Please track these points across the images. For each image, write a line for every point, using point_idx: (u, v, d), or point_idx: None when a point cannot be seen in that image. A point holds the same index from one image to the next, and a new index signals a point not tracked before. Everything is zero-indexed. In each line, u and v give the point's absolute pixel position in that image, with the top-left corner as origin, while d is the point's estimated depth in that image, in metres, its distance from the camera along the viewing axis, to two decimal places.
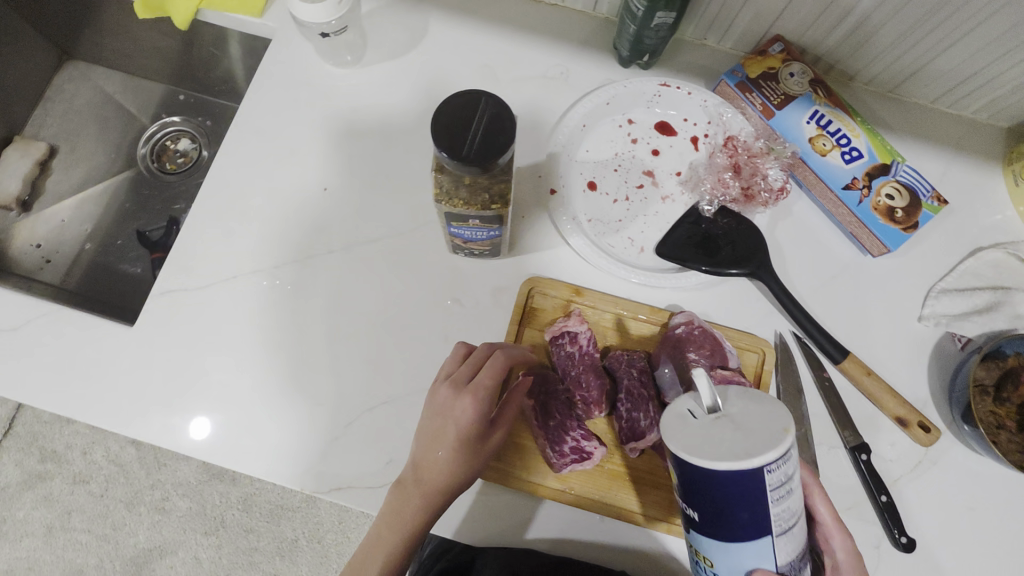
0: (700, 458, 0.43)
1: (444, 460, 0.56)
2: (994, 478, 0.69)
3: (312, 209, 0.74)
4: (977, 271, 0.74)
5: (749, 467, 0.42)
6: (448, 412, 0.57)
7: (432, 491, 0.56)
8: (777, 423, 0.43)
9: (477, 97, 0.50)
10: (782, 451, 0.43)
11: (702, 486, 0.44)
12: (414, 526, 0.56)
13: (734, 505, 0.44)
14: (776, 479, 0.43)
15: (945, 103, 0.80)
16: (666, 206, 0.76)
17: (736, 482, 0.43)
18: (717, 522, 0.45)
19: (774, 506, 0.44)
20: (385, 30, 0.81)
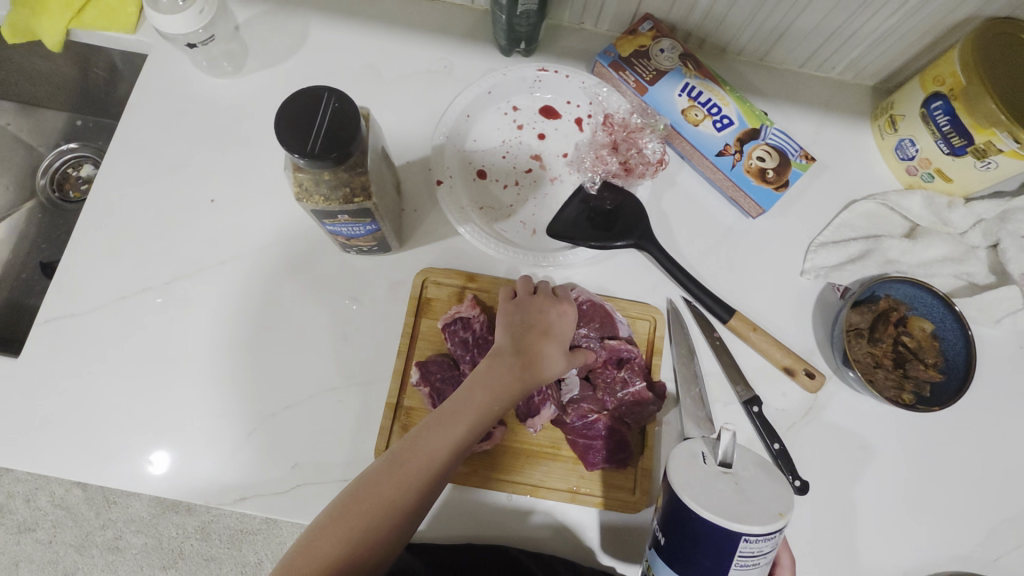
0: (691, 503, 0.44)
1: (545, 349, 0.61)
2: (882, 415, 0.72)
3: (202, 221, 0.74)
4: (852, 222, 0.78)
5: (732, 530, 0.43)
6: (556, 309, 0.64)
7: (529, 370, 0.59)
8: (775, 505, 0.43)
9: (321, 93, 0.51)
10: (770, 528, 0.43)
11: (682, 527, 0.46)
12: (502, 394, 0.57)
13: (698, 547, 0.46)
14: (752, 549, 0.44)
15: (813, 66, 0.84)
16: (555, 187, 0.78)
17: (715, 533, 0.44)
18: (677, 552, 0.48)
19: (736, 569, 0.45)
20: (263, 37, 0.81)
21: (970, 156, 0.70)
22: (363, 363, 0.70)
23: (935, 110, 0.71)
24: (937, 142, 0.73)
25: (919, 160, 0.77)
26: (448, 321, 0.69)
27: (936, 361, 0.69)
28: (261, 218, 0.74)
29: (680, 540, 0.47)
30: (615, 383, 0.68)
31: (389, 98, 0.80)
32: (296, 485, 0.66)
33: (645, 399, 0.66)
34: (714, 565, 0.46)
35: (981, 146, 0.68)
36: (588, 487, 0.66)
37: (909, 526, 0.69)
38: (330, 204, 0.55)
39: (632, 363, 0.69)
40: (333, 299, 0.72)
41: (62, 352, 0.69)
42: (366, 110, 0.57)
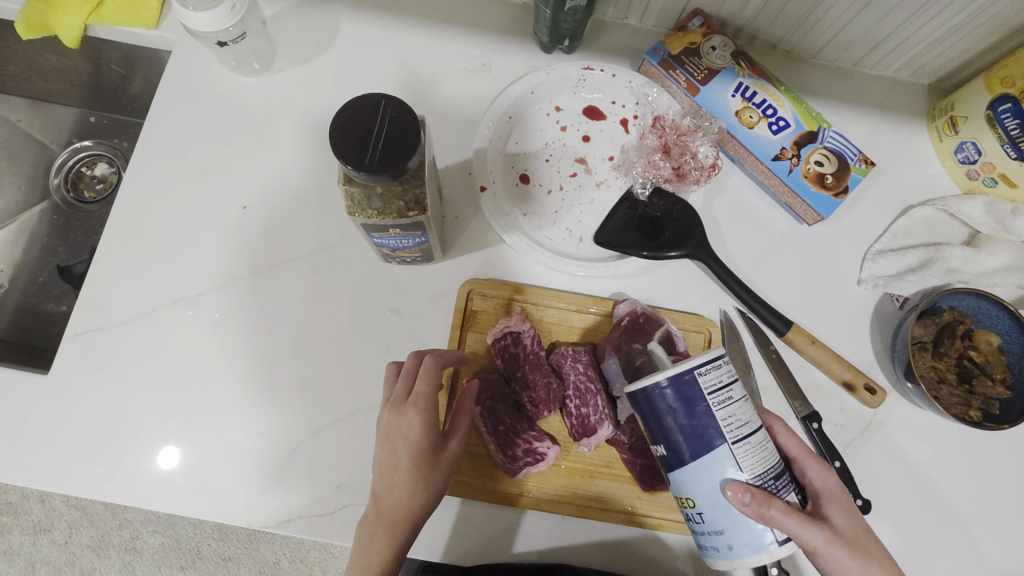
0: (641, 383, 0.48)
1: (404, 485, 0.52)
2: (942, 431, 0.70)
3: (233, 229, 0.70)
4: (909, 230, 0.75)
5: (679, 370, 0.47)
6: (396, 435, 0.53)
7: (398, 519, 0.52)
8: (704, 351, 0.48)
9: (376, 100, 0.47)
10: (708, 355, 0.47)
11: (656, 409, 0.48)
12: (384, 564, 0.52)
13: (676, 412, 0.47)
14: (712, 380, 0.47)
15: (867, 65, 0.80)
16: (601, 192, 0.74)
17: (673, 387, 0.47)
18: (679, 445, 0.48)
19: (719, 410, 0.47)
20: (293, 33, 0.76)
21: None
22: None
23: (1003, 113, 0.68)
24: (1003, 147, 0.69)
25: (981, 165, 0.74)
26: (497, 336, 0.66)
27: (1004, 377, 0.66)
28: (294, 225, 0.71)
29: (665, 423, 0.48)
30: None
31: (426, 98, 0.76)
32: (339, 506, 0.63)
33: None
34: (705, 421, 0.47)
35: None
36: (646, 508, 0.64)
37: (972, 546, 0.67)
38: (382, 219, 0.52)
39: None
40: (373, 312, 0.69)
41: (88, 367, 0.66)
42: (422, 118, 0.53)
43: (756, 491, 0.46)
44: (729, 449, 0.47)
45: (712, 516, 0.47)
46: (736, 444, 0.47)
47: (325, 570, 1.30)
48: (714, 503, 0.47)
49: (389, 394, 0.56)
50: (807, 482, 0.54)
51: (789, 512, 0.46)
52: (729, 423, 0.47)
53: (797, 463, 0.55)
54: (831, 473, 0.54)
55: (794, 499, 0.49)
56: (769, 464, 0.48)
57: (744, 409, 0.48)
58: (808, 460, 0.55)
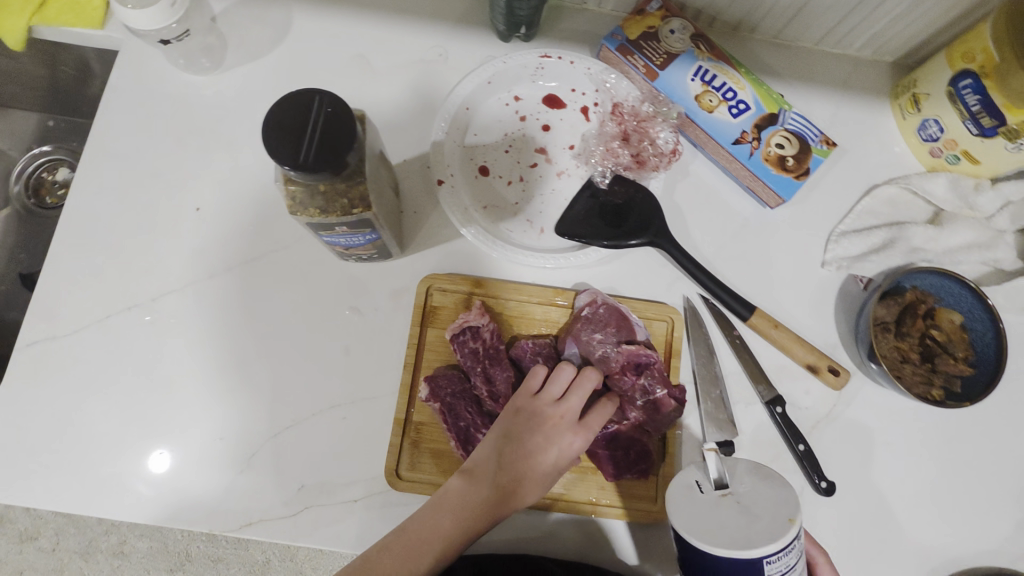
0: (699, 535, 0.46)
1: (532, 480, 0.58)
2: (907, 410, 0.70)
3: (186, 232, 0.69)
4: (874, 209, 0.75)
5: (747, 556, 0.44)
6: (556, 439, 0.59)
7: (506, 500, 0.57)
8: (779, 513, 0.46)
9: (312, 96, 0.46)
10: (782, 543, 0.44)
11: (707, 562, 0.46)
12: (475, 530, 0.55)
13: None
14: (779, 567, 0.45)
15: (829, 44, 0.79)
16: (562, 182, 0.74)
17: (735, 564, 0.45)
18: None
19: None
20: (242, 28, 0.75)
21: (1001, 137, 0.66)
22: (366, 377, 0.66)
23: (963, 89, 0.67)
24: (964, 123, 0.69)
25: (943, 142, 0.73)
26: (456, 331, 0.64)
27: (966, 355, 0.66)
28: (250, 226, 0.69)
29: (709, 575, 0.47)
30: (634, 390, 0.63)
31: (382, 91, 0.75)
32: (302, 507, 0.63)
33: (666, 405, 0.63)
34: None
35: (1014, 127, 0.64)
36: (610, 499, 0.64)
37: (937, 522, 0.68)
38: (327, 217, 0.51)
39: (651, 368, 0.64)
40: (332, 311, 0.68)
41: (43, 376, 0.65)
42: (362, 112, 0.52)
43: None
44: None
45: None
46: None
47: (314, 567, 1.30)
48: None
49: (544, 392, 0.62)
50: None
51: None
52: None
53: None
54: None
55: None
56: None
57: None
58: None
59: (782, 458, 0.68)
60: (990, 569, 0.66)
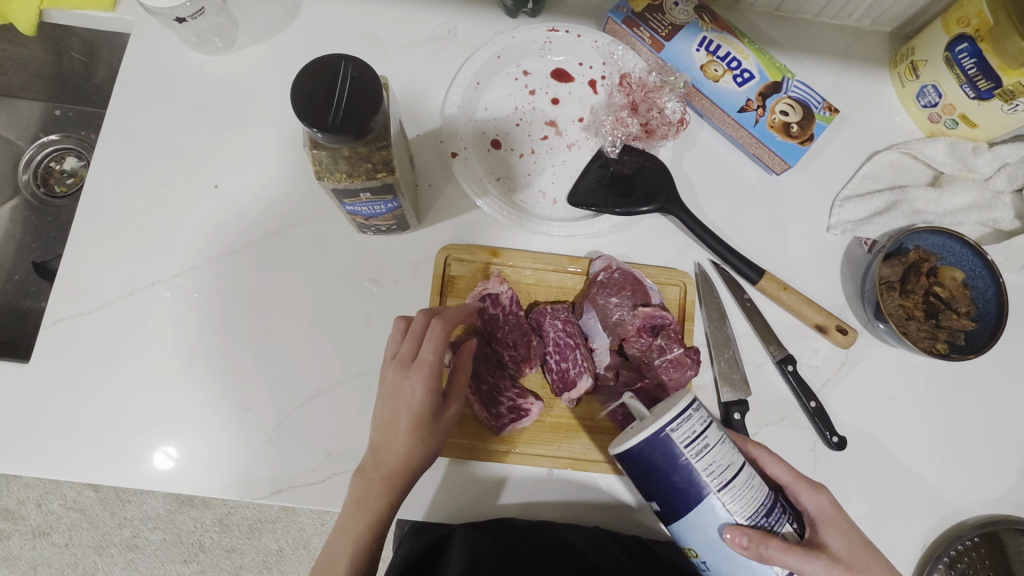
0: (618, 442, 0.50)
1: (402, 442, 0.54)
2: (912, 367, 0.72)
3: (206, 210, 0.70)
4: (875, 174, 0.77)
5: (651, 436, 0.48)
6: (399, 396, 0.54)
7: (395, 472, 0.54)
8: (671, 399, 0.50)
9: (337, 62, 0.47)
10: (676, 410, 0.48)
11: (639, 466, 0.50)
12: (380, 510, 0.54)
13: (660, 470, 0.49)
14: (685, 434, 0.48)
15: (828, 15, 0.81)
16: (572, 153, 0.75)
17: (649, 448, 0.49)
18: (670, 500, 0.50)
19: (697, 461, 0.48)
20: (253, 8, 0.76)
21: (997, 99, 0.69)
22: None
23: (960, 53, 0.70)
24: (962, 87, 0.71)
25: (942, 107, 0.75)
26: (476, 298, 0.66)
27: (968, 311, 0.68)
28: (268, 202, 0.70)
29: (649, 480, 0.50)
30: (650, 350, 0.65)
31: (393, 68, 0.76)
32: (330, 474, 0.64)
33: (681, 364, 0.64)
34: (686, 475, 0.48)
35: (1009, 88, 0.67)
36: None
37: (943, 473, 0.70)
38: (352, 182, 0.52)
39: (667, 329, 0.65)
40: (352, 283, 0.69)
41: (70, 354, 0.66)
42: (383, 80, 0.53)
43: (751, 532, 0.47)
44: (717, 499, 0.48)
45: (717, 563, 0.50)
46: (721, 490, 0.48)
47: None
48: (715, 548, 0.49)
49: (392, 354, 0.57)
50: (803, 509, 0.56)
51: (787, 549, 0.47)
52: (709, 471, 0.48)
53: (790, 489, 0.57)
54: (824, 494, 0.56)
55: (788, 531, 0.51)
56: (759, 503, 0.49)
57: (722, 453, 0.49)
58: (800, 484, 0.56)
59: (794, 416, 0.70)
60: (995, 516, 0.69)
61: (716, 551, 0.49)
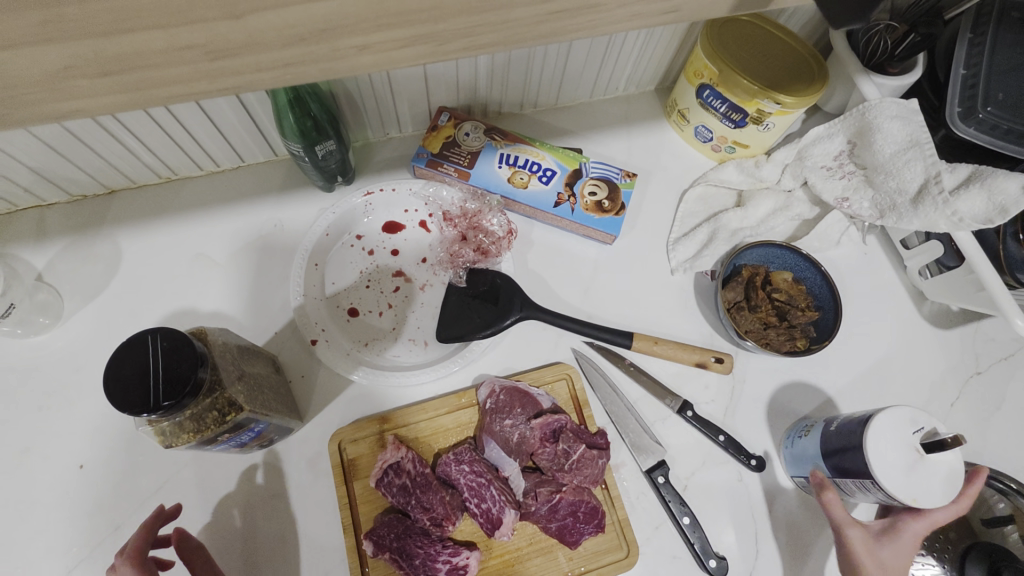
0: (873, 438, 0.59)
1: None
2: (791, 364, 0.78)
3: (74, 495, 0.66)
4: (691, 210, 0.86)
5: (870, 471, 0.59)
6: None
7: None
8: (910, 492, 0.57)
9: (144, 337, 0.48)
10: (893, 496, 0.58)
11: (855, 449, 0.61)
12: None
13: (849, 465, 0.62)
14: (869, 488, 0.60)
15: (599, 94, 0.92)
16: (427, 293, 0.78)
17: (861, 460, 0.60)
18: (841, 455, 0.63)
19: (854, 482, 0.62)
20: (75, 274, 0.76)
21: (751, 124, 0.80)
22: (309, 557, 0.65)
23: (708, 97, 0.81)
24: (722, 121, 0.83)
25: (717, 139, 0.86)
26: (379, 475, 0.65)
27: (809, 303, 0.76)
28: (141, 460, 0.67)
29: (847, 447, 0.62)
30: (558, 457, 0.67)
31: (231, 277, 0.77)
32: None
33: (590, 458, 0.66)
34: (850, 477, 0.62)
35: (755, 115, 0.78)
36: (580, 566, 0.66)
37: None
38: (203, 435, 0.52)
39: (565, 430, 0.68)
40: (253, 507, 0.67)
41: None
42: (193, 333, 0.55)
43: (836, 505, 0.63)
44: (830, 479, 0.65)
45: (786, 453, 0.72)
46: (836, 480, 0.65)
47: None
48: (792, 458, 0.71)
49: None
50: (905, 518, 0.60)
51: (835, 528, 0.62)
52: (849, 485, 0.63)
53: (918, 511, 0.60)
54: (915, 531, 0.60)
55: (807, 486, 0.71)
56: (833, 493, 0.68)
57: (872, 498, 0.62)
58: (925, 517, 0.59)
59: (711, 455, 0.73)
60: None
61: (806, 452, 0.69)
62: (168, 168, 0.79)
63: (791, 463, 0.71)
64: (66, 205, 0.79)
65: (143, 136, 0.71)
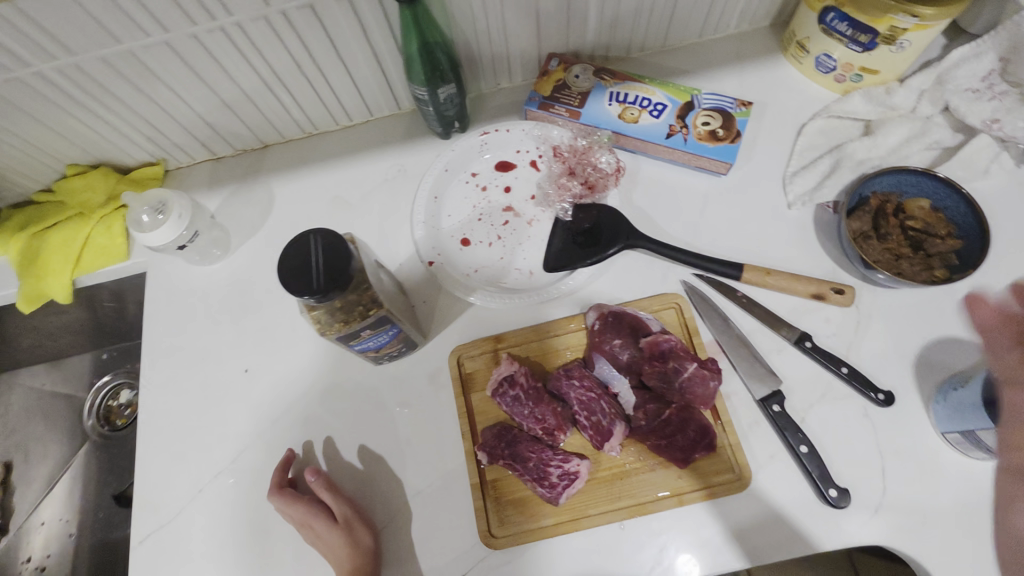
0: None
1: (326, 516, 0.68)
2: (926, 300, 0.73)
3: (240, 394, 0.78)
4: (810, 144, 0.82)
5: None
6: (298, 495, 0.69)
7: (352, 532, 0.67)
8: None
9: (306, 237, 0.56)
10: None
11: None
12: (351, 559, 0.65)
13: (1018, 411, 0.56)
14: None
15: (710, 33, 0.90)
16: (536, 228, 0.82)
17: None
18: (1008, 402, 0.57)
19: (1022, 429, 0.56)
20: (238, 215, 0.89)
21: (882, 45, 0.74)
22: (432, 458, 0.72)
23: (832, 21, 0.76)
24: (848, 46, 0.78)
25: (841, 68, 0.81)
26: (495, 386, 0.70)
27: (949, 231, 0.70)
28: (292, 368, 0.78)
29: None
30: (668, 376, 0.67)
31: (361, 216, 0.86)
32: None
33: (701, 377, 0.66)
34: (1018, 424, 0.56)
35: (887, 33, 0.72)
36: (689, 485, 0.66)
37: None
38: (350, 326, 0.59)
39: (676, 351, 0.68)
40: (384, 412, 0.74)
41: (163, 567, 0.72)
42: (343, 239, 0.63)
43: None
44: (994, 430, 0.59)
45: (941, 407, 0.66)
46: (1000, 430, 0.59)
47: None
48: (947, 412, 0.65)
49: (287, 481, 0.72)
50: None
51: None
52: (1015, 434, 0.57)
53: None
54: None
55: (969, 448, 0.64)
56: (999, 452, 0.61)
57: None
58: None
59: (832, 390, 0.70)
60: None
61: (965, 403, 0.63)
62: (311, 122, 0.90)
63: (944, 418, 0.65)
64: (231, 158, 0.92)
65: (293, 90, 0.82)
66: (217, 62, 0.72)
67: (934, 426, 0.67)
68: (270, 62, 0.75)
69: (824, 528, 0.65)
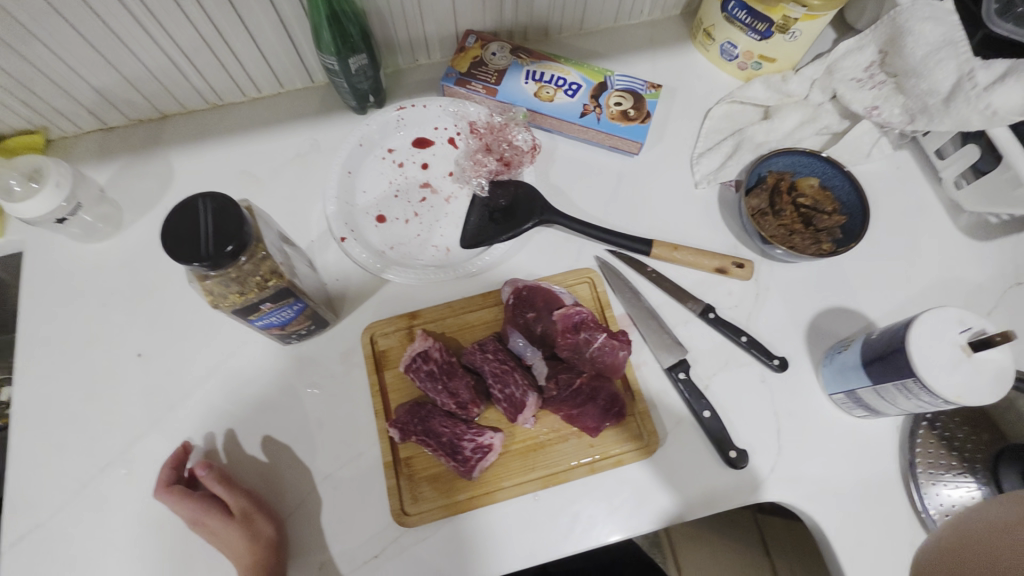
0: (915, 336, 0.58)
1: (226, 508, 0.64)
2: (816, 273, 0.78)
3: (133, 379, 0.72)
4: (716, 128, 0.86)
5: (912, 369, 0.58)
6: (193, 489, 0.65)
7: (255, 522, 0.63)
8: (954, 389, 0.56)
9: (194, 202, 0.53)
10: (937, 393, 0.57)
11: (896, 351, 0.60)
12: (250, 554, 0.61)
13: (892, 369, 0.61)
14: (911, 390, 0.59)
15: (624, 19, 0.93)
16: (452, 204, 0.81)
17: (903, 360, 0.59)
18: (882, 361, 0.62)
19: (895, 386, 0.61)
20: (132, 189, 0.83)
21: (777, 33, 0.79)
22: (344, 438, 0.69)
23: (733, 9, 0.80)
24: (748, 35, 0.82)
25: (743, 56, 0.86)
26: (407, 363, 0.69)
27: (835, 208, 0.76)
28: (192, 350, 0.73)
29: (888, 351, 0.61)
30: (580, 346, 0.69)
31: (270, 192, 0.82)
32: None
33: (610, 347, 0.68)
34: (892, 382, 0.61)
35: (781, 22, 0.77)
36: (600, 453, 0.68)
37: None
38: (247, 297, 0.57)
39: (587, 322, 0.70)
40: (293, 393, 0.71)
41: (41, 567, 0.65)
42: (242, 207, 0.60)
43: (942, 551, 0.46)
44: (873, 389, 0.64)
45: (829, 372, 0.71)
46: (878, 389, 0.64)
47: None
48: (835, 376, 0.70)
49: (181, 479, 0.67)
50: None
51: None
52: (890, 391, 0.62)
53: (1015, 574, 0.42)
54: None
55: (852, 406, 0.69)
56: (877, 409, 0.66)
57: (917, 405, 0.61)
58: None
59: (733, 357, 0.74)
60: None
61: (847, 364, 0.68)
62: (215, 93, 0.85)
63: (832, 380, 0.70)
64: (124, 129, 0.86)
65: (190, 55, 0.76)
66: (98, 18, 0.66)
67: (823, 388, 0.72)
68: (161, 22, 0.70)
69: (726, 487, 0.68)
